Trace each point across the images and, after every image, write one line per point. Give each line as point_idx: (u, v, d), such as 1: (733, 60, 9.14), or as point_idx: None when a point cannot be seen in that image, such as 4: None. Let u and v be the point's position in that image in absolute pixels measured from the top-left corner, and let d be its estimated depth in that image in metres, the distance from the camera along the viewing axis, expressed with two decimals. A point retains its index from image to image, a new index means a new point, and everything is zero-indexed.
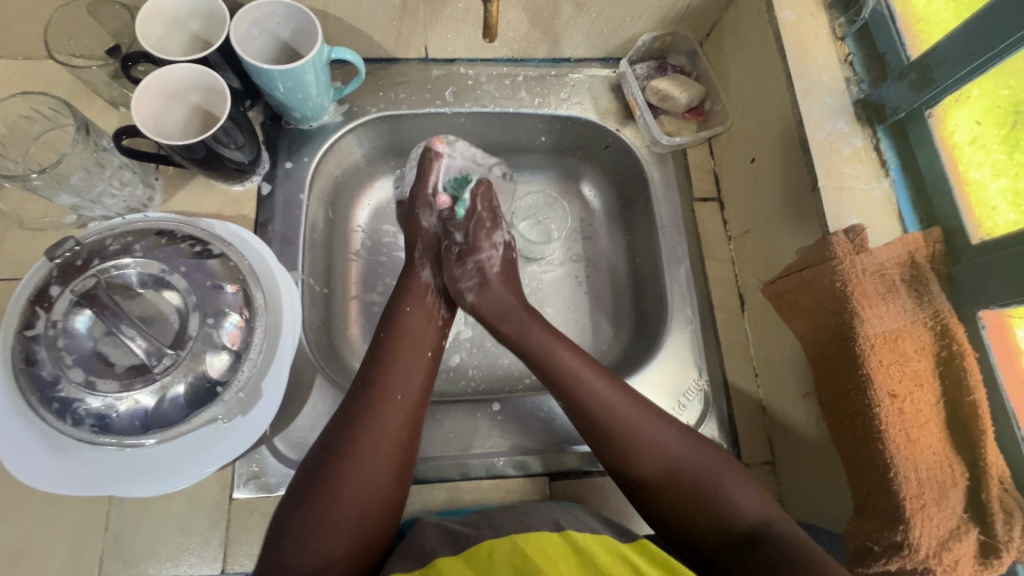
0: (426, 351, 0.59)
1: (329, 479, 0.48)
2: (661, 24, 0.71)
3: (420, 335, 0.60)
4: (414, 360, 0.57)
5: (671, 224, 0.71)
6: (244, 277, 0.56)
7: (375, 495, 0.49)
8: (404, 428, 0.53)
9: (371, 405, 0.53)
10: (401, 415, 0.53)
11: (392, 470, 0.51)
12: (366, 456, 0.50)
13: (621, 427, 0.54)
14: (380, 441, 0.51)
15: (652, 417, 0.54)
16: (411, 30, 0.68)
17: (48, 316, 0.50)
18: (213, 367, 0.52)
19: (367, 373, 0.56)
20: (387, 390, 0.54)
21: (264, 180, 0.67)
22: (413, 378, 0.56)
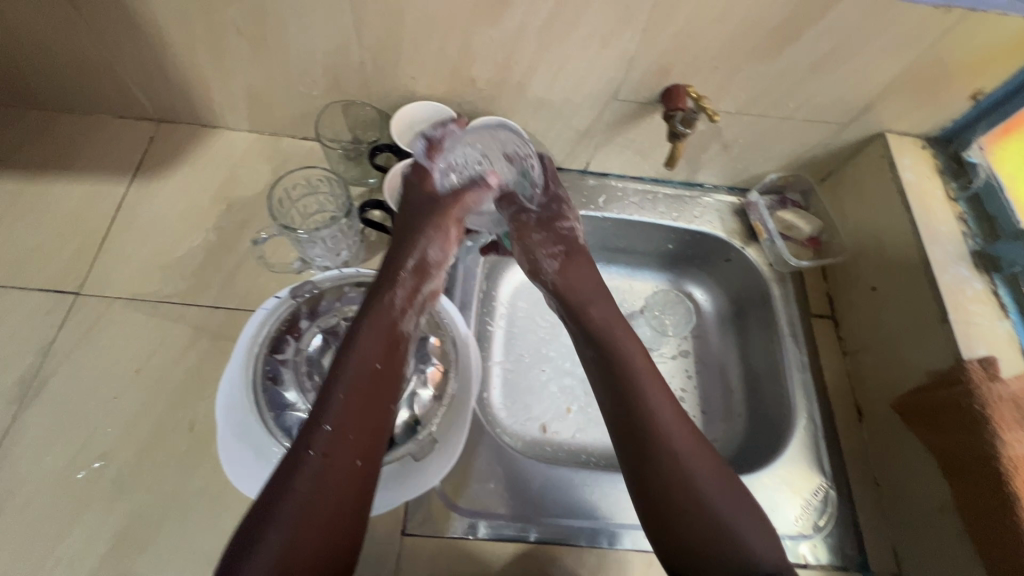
0: (377, 377, 0.54)
1: (283, 533, 0.44)
2: (787, 166, 0.85)
3: (379, 373, 0.54)
4: (376, 379, 0.54)
5: (790, 334, 0.80)
6: (443, 333, 0.67)
7: (338, 534, 0.46)
8: (343, 484, 0.48)
9: (295, 454, 0.48)
10: (334, 458, 0.48)
11: (331, 513, 0.46)
12: (316, 508, 0.46)
13: (690, 453, 0.55)
14: (324, 485, 0.47)
15: (707, 461, 0.55)
16: (583, 148, 0.83)
17: (297, 344, 0.60)
18: (417, 406, 0.61)
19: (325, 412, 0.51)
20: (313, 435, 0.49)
21: (448, 253, 0.78)
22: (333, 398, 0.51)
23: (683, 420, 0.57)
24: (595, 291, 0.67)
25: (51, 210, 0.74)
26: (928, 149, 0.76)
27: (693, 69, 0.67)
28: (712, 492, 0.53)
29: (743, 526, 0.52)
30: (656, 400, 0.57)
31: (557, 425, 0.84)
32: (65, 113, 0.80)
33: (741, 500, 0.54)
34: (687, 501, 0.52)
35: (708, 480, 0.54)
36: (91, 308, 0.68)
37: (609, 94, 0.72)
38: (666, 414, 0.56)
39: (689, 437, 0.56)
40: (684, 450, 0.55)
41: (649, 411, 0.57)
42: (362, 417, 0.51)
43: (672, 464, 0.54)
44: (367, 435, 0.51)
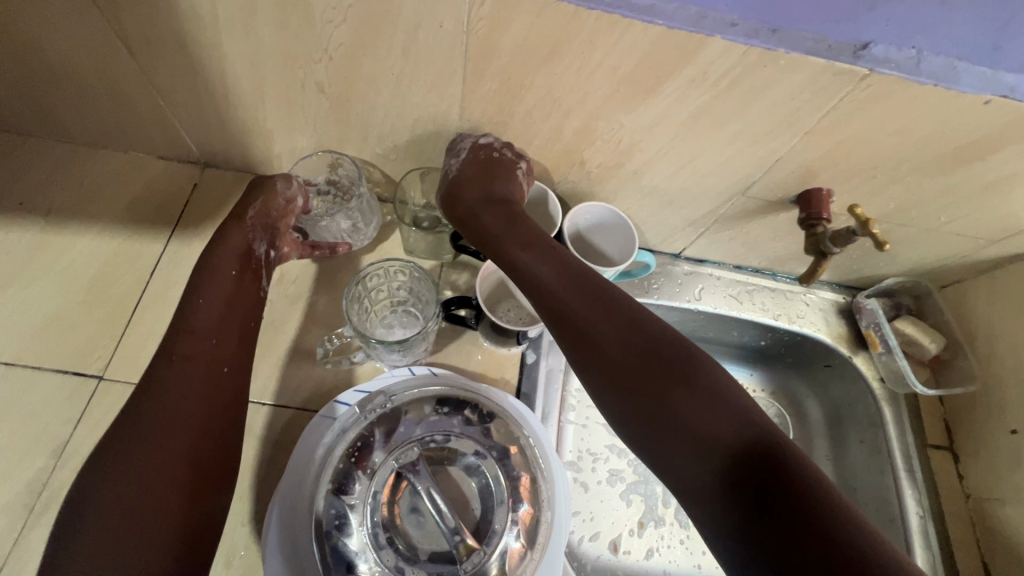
0: (227, 284, 0.56)
1: (123, 443, 0.47)
2: (908, 271, 0.76)
3: (236, 303, 0.57)
4: (229, 304, 0.56)
5: (905, 467, 0.70)
6: (535, 466, 0.54)
7: (179, 464, 0.47)
8: (182, 400, 0.50)
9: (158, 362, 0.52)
10: (197, 372, 0.52)
11: (195, 439, 0.49)
12: (158, 414, 0.48)
13: (624, 356, 0.44)
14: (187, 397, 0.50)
15: (643, 325, 0.46)
16: (685, 235, 0.73)
17: (370, 484, 0.50)
18: (506, 569, 0.49)
19: (185, 320, 0.54)
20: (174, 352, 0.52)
21: (530, 348, 0.68)
22: (198, 306, 0.54)
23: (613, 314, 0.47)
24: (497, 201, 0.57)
25: (78, 268, 0.64)
26: None
27: (847, 175, 0.57)
28: (699, 393, 0.41)
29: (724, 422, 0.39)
30: (598, 297, 0.48)
31: (632, 544, 0.74)
32: (98, 148, 0.70)
33: (724, 397, 0.41)
34: (655, 401, 0.42)
35: (652, 395, 0.42)
36: (117, 396, 0.58)
37: (737, 190, 0.62)
38: (600, 309, 0.47)
39: (614, 324, 0.46)
40: (606, 339, 0.46)
41: (557, 293, 0.49)
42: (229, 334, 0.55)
43: (626, 381, 0.44)
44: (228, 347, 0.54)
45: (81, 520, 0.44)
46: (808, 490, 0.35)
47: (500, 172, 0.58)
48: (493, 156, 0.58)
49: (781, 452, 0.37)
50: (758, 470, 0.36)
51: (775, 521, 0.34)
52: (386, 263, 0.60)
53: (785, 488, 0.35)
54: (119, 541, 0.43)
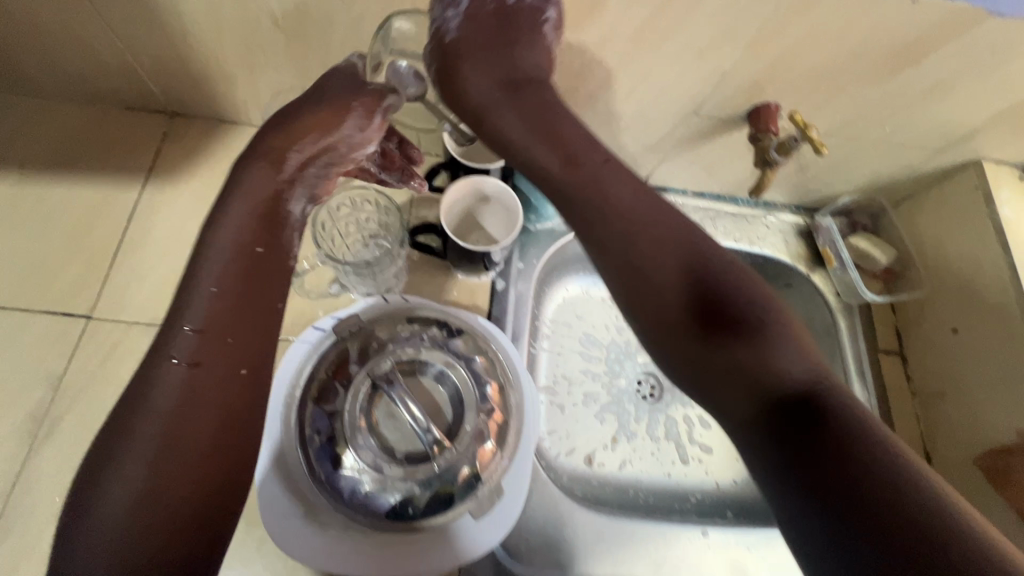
0: (241, 262, 0.48)
1: (112, 476, 0.40)
2: (863, 189, 0.79)
3: (261, 272, 0.49)
4: (235, 279, 0.47)
5: (857, 372, 0.75)
6: (504, 375, 0.59)
7: (193, 471, 0.42)
8: (195, 393, 0.43)
9: (153, 359, 0.44)
10: (213, 376, 0.44)
11: (214, 439, 0.43)
12: (177, 420, 0.42)
13: (721, 326, 0.39)
14: (193, 391, 0.43)
15: (679, 250, 0.42)
16: (647, 163, 0.75)
17: (346, 393, 0.54)
18: (476, 461, 0.54)
19: (180, 307, 0.45)
20: (167, 347, 0.44)
21: (498, 276, 0.71)
22: (201, 293, 0.45)
23: (762, 286, 0.41)
24: (510, 76, 0.50)
25: (57, 219, 0.66)
26: None
27: (791, 87, 0.59)
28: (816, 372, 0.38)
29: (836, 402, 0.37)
30: (622, 201, 0.44)
31: (604, 458, 0.79)
32: (67, 101, 0.71)
33: (775, 340, 0.39)
34: (702, 339, 0.39)
35: (702, 327, 0.40)
36: (106, 333, 0.61)
37: (689, 110, 0.64)
38: (637, 234, 0.43)
39: (658, 253, 0.42)
40: (769, 312, 0.40)
41: (599, 232, 0.44)
42: (254, 333, 0.47)
43: (697, 345, 0.40)
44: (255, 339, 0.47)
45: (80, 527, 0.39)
46: (850, 446, 0.34)
47: (528, 62, 0.50)
48: (506, 9, 0.51)
49: (835, 403, 0.37)
50: (812, 415, 0.36)
51: (812, 465, 0.35)
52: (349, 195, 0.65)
53: (832, 436, 0.35)
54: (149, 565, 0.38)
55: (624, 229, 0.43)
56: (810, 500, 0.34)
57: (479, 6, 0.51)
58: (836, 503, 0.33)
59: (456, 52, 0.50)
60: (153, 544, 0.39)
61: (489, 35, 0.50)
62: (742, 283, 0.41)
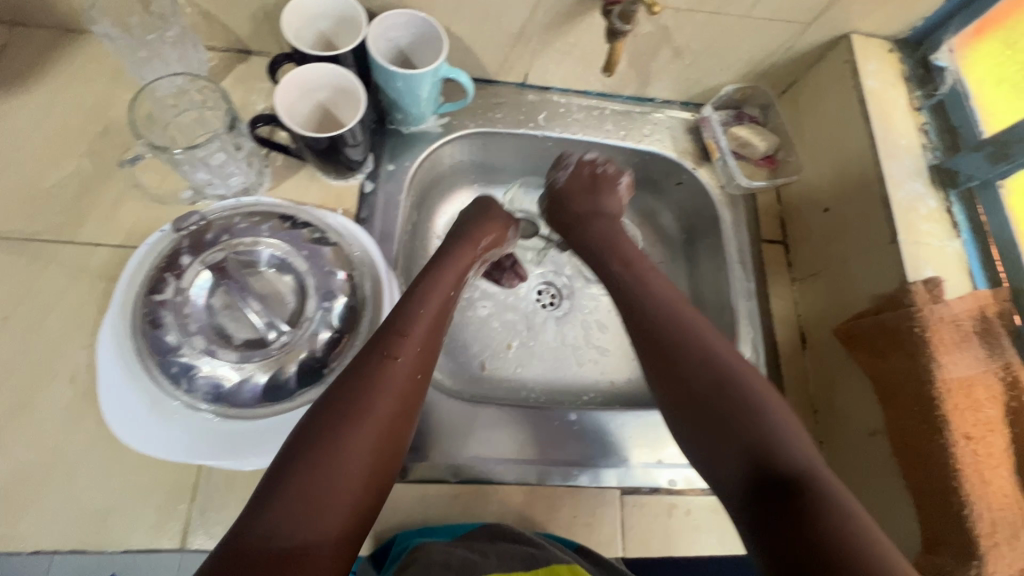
0: (447, 302, 0.58)
1: (300, 477, 0.42)
2: (745, 77, 0.77)
3: (439, 308, 0.57)
4: (441, 311, 0.57)
5: (739, 261, 0.76)
6: (355, 265, 0.58)
7: (360, 467, 0.44)
8: (394, 398, 0.48)
9: (372, 359, 0.49)
10: (397, 385, 0.49)
11: (384, 438, 0.47)
12: (372, 416, 0.47)
13: (714, 379, 0.52)
14: (384, 394, 0.48)
15: (727, 347, 0.55)
16: (519, 56, 0.73)
17: (177, 283, 0.52)
18: (321, 347, 0.54)
19: (399, 322, 0.53)
20: (397, 356, 0.50)
21: (367, 178, 0.70)
22: (420, 315, 0.54)
23: (723, 341, 0.55)
24: (594, 209, 0.73)
25: None
26: (896, 53, 0.68)
27: None
28: (748, 412, 0.49)
29: (745, 428, 0.48)
30: (677, 300, 0.60)
31: (498, 362, 0.80)
32: None
33: (744, 383, 0.51)
34: (716, 387, 0.51)
35: (708, 371, 0.52)
36: None
37: None
38: (692, 315, 0.58)
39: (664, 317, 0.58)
40: (697, 354, 0.54)
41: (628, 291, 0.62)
42: (425, 364, 0.52)
43: (673, 386, 0.53)
44: (427, 360, 0.53)
45: (262, 515, 0.40)
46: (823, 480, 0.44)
47: (577, 205, 0.73)
48: (597, 172, 0.75)
49: (769, 429, 0.48)
50: (752, 446, 0.47)
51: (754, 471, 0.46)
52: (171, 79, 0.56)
53: (789, 455, 0.46)
54: (288, 545, 0.39)
55: (684, 311, 0.58)
56: (766, 511, 0.44)
57: (587, 164, 0.76)
58: (784, 520, 0.42)
59: (579, 219, 0.73)
60: (300, 526, 0.40)
61: (592, 186, 0.74)
62: (702, 326, 0.56)
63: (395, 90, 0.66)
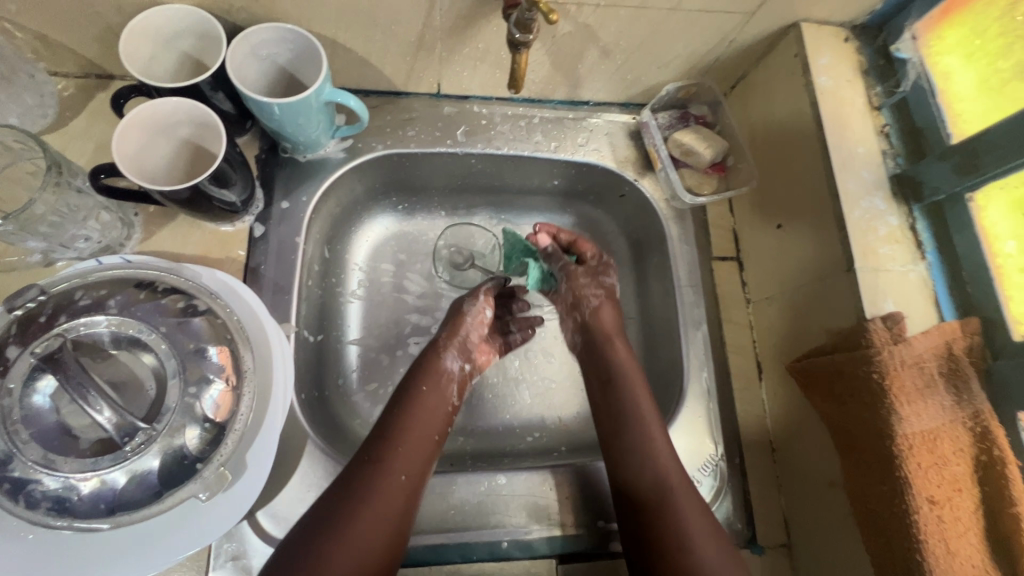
0: (439, 405, 0.58)
1: None
2: (687, 74, 0.68)
3: (434, 414, 0.57)
4: (430, 416, 0.57)
5: (689, 284, 0.68)
6: (231, 336, 0.51)
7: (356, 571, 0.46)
8: (394, 501, 0.50)
9: (367, 470, 0.51)
10: (395, 492, 0.50)
11: (382, 543, 0.48)
12: (372, 523, 0.48)
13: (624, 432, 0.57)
14: (382, 499, 0.49)
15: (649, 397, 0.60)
16: (425, 65, 0.64)
17: (2, 381, 0.44)
18: (191, 442, 0.47)
19: (397, 426, 0.54)
20: (391, 465, 0.51)
21: (257, 220, 0.61)
22: (411, 429, 0.55)
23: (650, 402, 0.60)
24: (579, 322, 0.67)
25: None
26: (852, 42, 0.60)
27: None
28: (651, 450, 0.56)
29: (641, 467, 0.55)
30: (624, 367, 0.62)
31: None
32: None
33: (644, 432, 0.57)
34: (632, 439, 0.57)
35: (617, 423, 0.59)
36: None
37: None
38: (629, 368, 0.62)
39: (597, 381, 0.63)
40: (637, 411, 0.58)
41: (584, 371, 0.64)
42: (419, 467, 0.53)
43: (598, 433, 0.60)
44: (425, 464, 0.54)
45: None
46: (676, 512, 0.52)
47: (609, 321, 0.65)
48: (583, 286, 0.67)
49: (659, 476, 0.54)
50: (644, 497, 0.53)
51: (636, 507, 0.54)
52: None
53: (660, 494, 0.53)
54: None
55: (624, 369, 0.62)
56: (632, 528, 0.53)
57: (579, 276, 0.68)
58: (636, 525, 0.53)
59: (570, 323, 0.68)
60: None
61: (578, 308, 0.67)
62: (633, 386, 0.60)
63: (274, 119, 0.56)
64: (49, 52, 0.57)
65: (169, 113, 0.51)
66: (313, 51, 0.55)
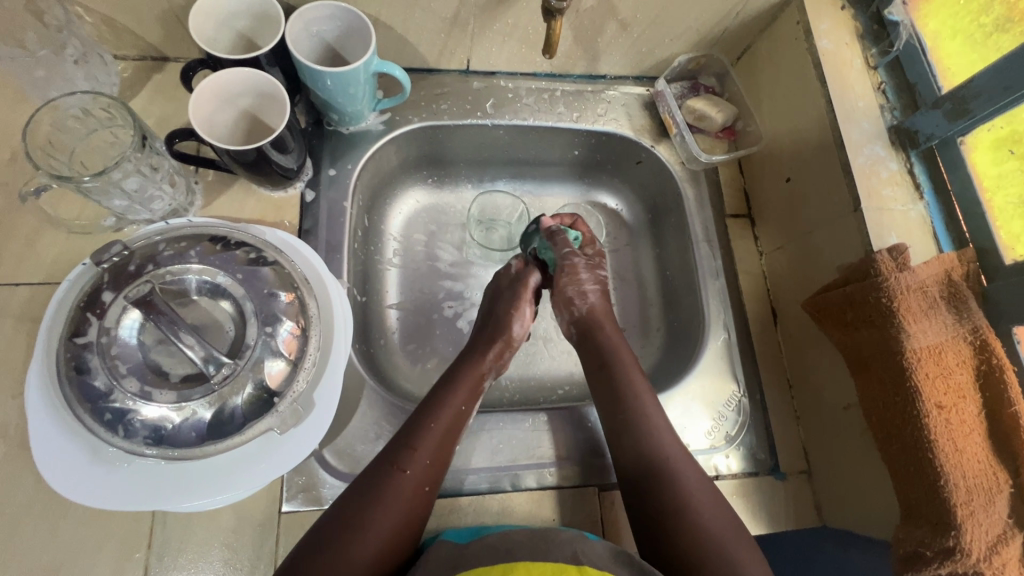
0: (459, 416, 0.58)
1: (339, 541, 0.48)
2: (697, 45, 0.74)
3: (467, 392, 0.61)
4: (452, 422, 0.58)
5: (705, 239, 0.73)
6: (297, 284, 0.55)
7: (389, 531, 0.50)
8: (426, 469, 0.54)
9: (383, 473, 0.52)
10: (428, 462, 0.54)
11: (412, 506, 0.52)
12: (406, 488, 0.52)
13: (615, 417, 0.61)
14: (416, 469, 0.53)
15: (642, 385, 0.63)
16: (458, 42, 0.69)
17: (101, 323, 0.48)
18: (270, 375, 0.51)
19: (432, 402, 0.59)
20: (426, 437, 0.55)
21: (308, 187, 0.66)
22: (430, 430, 0.56)
23: (642, 387, 0.62)
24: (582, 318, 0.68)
25: None
26: (849, 9, 0.66)
27: None
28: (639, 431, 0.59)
29: (634, 453, 0.58)
30: (618, 355, 0.65)
31: None
32: None
33: (633, 419, 0.60)
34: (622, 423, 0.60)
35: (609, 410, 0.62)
36: None
37: None
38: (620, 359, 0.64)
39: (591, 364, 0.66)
40: (635, 398, 0.61)
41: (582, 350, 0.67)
42: (449, 440, 0.57)
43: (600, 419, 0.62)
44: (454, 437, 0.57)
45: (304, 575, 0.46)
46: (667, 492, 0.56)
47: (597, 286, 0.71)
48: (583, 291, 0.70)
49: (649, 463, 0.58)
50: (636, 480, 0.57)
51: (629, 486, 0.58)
52: (68, 96, 0.50)
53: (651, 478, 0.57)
54: None
55: (617, 361, 0.64)
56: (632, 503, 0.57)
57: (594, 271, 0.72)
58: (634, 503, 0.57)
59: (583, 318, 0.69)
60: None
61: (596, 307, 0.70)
62: (625, 377, 0.63)
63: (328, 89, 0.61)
64: (114, 34, 0.62)
65: (236, 83, 0.56)
66: (360, 25, 0.60)
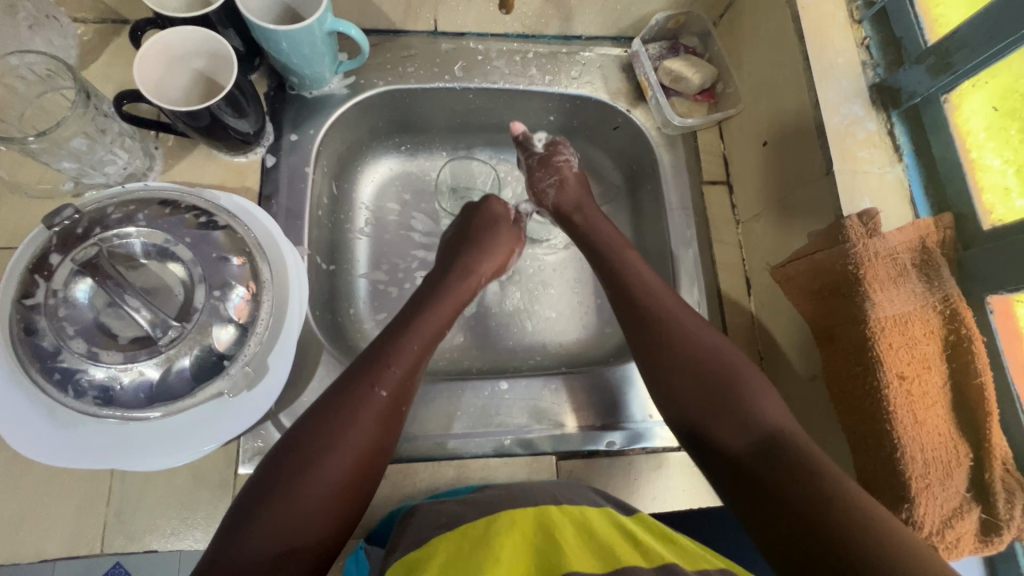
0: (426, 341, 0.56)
1: (305, 458, 0.46)
2: (675, 2, 0.70)
3: (435, 319, 0.59)
4: (424, 348, 0.56)
5: (679, 207, 0.71)
6: (249, 249, 0.55)
7: (357, 451, 0.48)
8: (392, 389, 0.52)
9: (354, 393, 0.50)
10: (396, 382, 0.52)
11: (380, 427, 0.50)
12: (372, 408, 0.50)
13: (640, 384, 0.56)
14: (385, 386, 0.51)
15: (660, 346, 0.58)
16: None
17: (49, 284, 0.49)
18: (219, 340, 0.51)
19: (401, 326, 0.57)
20: (393, 358, 0.53)
21: (269, 151, 0.66)
22: (405, 355, 0.54)
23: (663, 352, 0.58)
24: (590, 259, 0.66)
25: None
26: None
27: None
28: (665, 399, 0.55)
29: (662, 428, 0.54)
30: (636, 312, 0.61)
31: None
32: None
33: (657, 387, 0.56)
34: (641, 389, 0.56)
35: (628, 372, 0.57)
36: None
37: None
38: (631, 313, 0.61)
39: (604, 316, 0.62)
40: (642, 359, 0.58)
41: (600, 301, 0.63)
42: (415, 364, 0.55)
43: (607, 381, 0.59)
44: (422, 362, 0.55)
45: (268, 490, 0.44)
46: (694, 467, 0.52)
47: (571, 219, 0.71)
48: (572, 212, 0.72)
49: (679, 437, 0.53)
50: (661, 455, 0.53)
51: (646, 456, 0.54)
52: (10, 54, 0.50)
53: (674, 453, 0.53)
54: (285, 517, 0.43)
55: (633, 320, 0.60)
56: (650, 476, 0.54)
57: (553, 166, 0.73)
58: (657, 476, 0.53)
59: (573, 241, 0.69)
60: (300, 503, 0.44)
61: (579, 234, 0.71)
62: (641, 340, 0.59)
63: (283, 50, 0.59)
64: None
65: (182, 42, 0.55)
66: None
